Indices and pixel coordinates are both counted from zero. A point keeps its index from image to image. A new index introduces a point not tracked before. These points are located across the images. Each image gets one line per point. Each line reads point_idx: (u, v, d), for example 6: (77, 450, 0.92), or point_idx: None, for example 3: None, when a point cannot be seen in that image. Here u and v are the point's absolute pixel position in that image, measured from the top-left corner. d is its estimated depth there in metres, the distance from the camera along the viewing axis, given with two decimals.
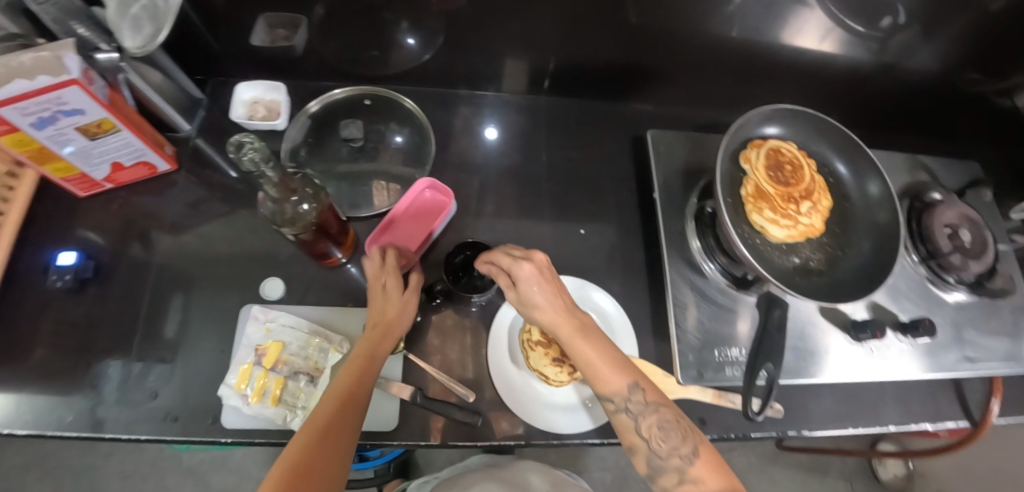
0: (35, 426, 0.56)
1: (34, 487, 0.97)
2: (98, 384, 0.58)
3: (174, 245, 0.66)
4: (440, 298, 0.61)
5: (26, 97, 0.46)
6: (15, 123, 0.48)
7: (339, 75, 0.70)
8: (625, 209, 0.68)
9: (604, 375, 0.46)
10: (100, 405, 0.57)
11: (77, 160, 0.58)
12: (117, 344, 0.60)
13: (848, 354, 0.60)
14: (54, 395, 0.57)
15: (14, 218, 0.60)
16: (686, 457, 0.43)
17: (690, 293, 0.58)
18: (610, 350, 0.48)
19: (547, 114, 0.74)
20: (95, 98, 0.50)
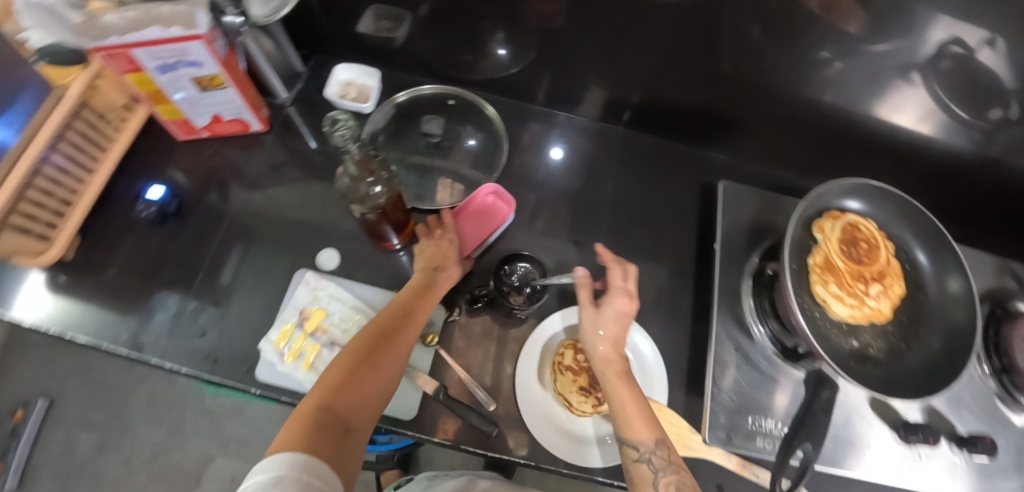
0: (93, 338, 0.61)
1: (73, 392, 1.05)
2: (157, 313, 0.63)
3: (248, 199, 0.70)
4: (483, 302, 0.61)
5: (158, 43, 0.51)
6: (143, 64, 0.54)
7: (429, 72, 0.73)
8: (679, 253, 0.67)
9: (638, 424, 0.46)
10: (154, 332, 0.61)
11: (185, 107, 0.63)
12: (180, 280, 0.65)
13: (892, 454, 0.56)
14: (118, 314, 0.62)
15: (120, 147, 0.66)
16: None
17: (734, 352, 0.56)
18: (646, 400, 0.48)
19: (618, 145, 0.75)
20: (213, 55, 0.54)
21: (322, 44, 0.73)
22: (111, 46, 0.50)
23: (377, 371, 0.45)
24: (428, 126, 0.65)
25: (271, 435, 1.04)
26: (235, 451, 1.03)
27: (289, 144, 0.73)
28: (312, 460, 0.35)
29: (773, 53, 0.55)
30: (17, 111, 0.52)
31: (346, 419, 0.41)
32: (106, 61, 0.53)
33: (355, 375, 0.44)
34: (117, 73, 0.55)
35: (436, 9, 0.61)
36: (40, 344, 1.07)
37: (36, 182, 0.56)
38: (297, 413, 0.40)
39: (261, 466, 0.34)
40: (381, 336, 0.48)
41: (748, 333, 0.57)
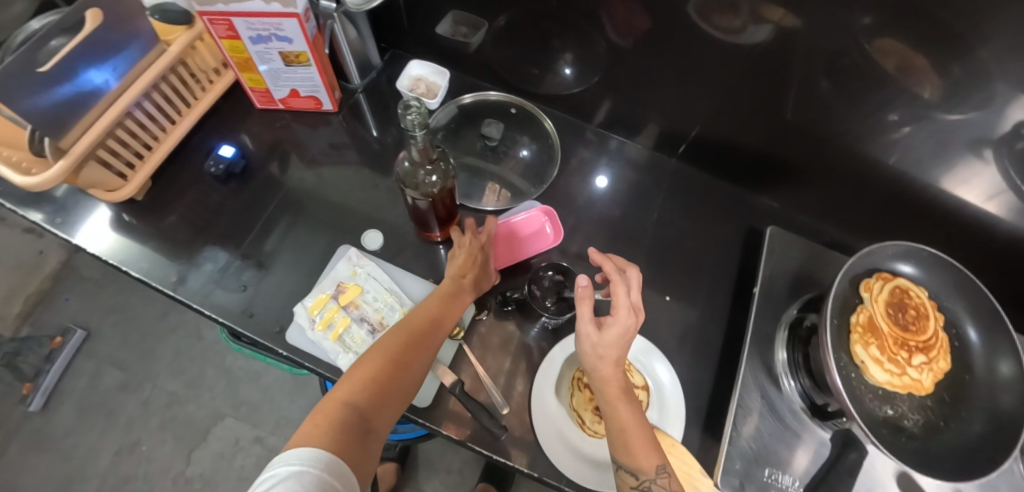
0: (144, 275, 0.65)
1: (110, 328, 1.11)
2: (206, 263, 0.66)
3: (307, 173, 0.74)
4: (513, 306, 0.63)
5: (257, 15, 0.55)
6: (240, 32, 0.58)
7: (495, 80, 0.76)
8: (715, 291, 0.66)
9: (639, 452, 0.45)
10: (201, 280, 0.65)
11: (268, 78, 0.68)
12: (232, 236, 0.69)
13: None
14: (172, 258, 0.66)
15: (203, 105, 0.71)
16: None
17: (759, 399, 0.55)
18: (649, 427, 0.47)
19: (668, 176, 0.75)
20: (304, 33, 0.59)
21: (400, 41, 0.78)
22: (217, 12, 0.55)
23: (400, 375, 0.47)
24: (487, 130, 0.68)
25: (281, 404, 1.07)
26: (244, 412, 1.06)
27: (353, 128, 0.77)
28: (332, 458, 0.36)
29: (840, 108, 0.54)
30: (123, 58, 0.58)
31: (368, 418, 0.42)
32: (208, 25, 0.58)
33: (379, 377, 0.45)
34: (216, 38, 0.60)
35: (512, 23, 0.65)
36: (91, 279, 1.15)
37: (125, 125, 0.61)
38: (321, 409, 0.41)
39: (286, 457, 0.35)
40: (407, 341, 0.49)
41: (778, 383, 0.55)
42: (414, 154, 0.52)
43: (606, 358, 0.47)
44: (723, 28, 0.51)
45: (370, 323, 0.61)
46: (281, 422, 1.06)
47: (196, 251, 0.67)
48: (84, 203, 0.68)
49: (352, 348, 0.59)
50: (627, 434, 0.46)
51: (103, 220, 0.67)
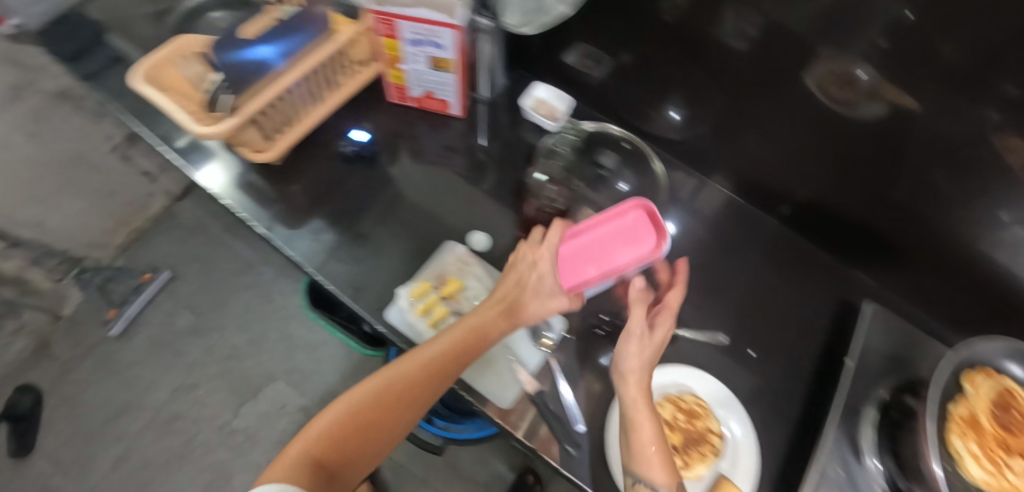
0: (269, 233, 0.72)
1: (193, 275, 1.20)
2: (320, 232, 0.72)
3: (419, 167, 0.80)
4: (607, 330, 0.62)
5: (422, 19, 0.58)
6: (401, 32, 0.61)
7: (609, 116, 0.78)
8: (797, 356, 0.66)
9: (659, 467, 0.45)
10: (315, 247, 0.71)
11: (410, 79, 0.69)
12: (345, 212, 0.74)
13: None
14: (292, 221, 0.73)
15: (348, 88, 0.74)
16: None
17: (837, 470, 0.54)
18: (667, 444, 0.46)
19: (768, 236, 0.76)
20: (459, 43, 0.61)
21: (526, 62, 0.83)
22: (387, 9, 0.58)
23: (386, 414, 0.48)
24: (600, 158, 0.72)
25: (329, 378, 1.11)
26: (294, 379, 1.11)
27: (465, 133, 0.81)
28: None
29: (957, 201, 0.54)
30: (294, 40, 0.63)
31: (341, 460, 0.45)
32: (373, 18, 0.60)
33: (359, 418, 0.47)
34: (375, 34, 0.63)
35: (643, 60, 0.67)
36: (186, 227, 1.25)
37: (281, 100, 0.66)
38: (299, 442, 0.44)
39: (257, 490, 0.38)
40: (402, 383, 0.49)
41: (861, 460, 0.54)
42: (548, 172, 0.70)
43: (638, 359, 0.50)
44: (831, 96, 0.54)
45: (462, 316, 0.63)
46: (325, 396, 1.10)
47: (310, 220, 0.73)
48: (229, 159, 0.76)
49: None
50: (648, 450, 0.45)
51: (239, 177, 0.75)
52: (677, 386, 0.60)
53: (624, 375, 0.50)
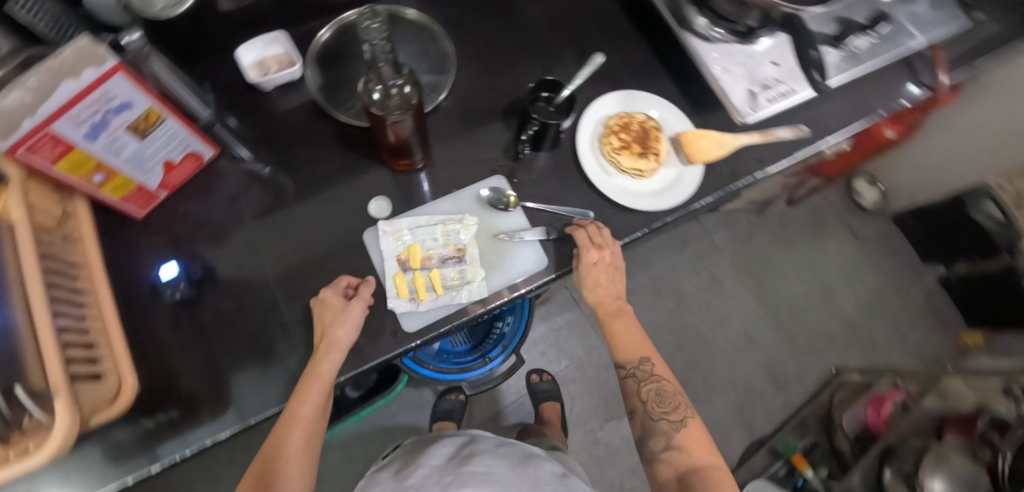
0: (183, 449, 0.50)
1: None
2: (219, 403, 0.52)
3: (218, 255, 0.57)
4: (528, 143, 0.60)
5: (76, 101, 0.38)
6: (70, 138, 0.40)
7: (303, 28, 0.64)
8: (621, 29, 0.71)
9: (624, 342, 0.60)
10: (235, 414, 0.51)
11: (132, 169, 0.49)
12: (215, 362, 0.53)
13: (852, 60, 0.66)
14: (174, 437, 0.50)
15: (94, 252, 0.50)
16: (674, 424, 0.56)
17: (725, 56, 0.65)
18: (636, 331, 0.60)
19: (514, 22, 0.69)
20: (140, 85, 0.42)
21: (197, 53, 0.60)
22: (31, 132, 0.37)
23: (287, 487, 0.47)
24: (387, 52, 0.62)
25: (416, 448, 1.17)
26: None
27: (229, 169, 0.61)
28: None
29: None
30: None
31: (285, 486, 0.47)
32: (30, 159, 0.40)
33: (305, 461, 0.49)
34: (47, 169, 0.42)
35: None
36: None
37: (67, 340, 0.42)
38: None
39: None
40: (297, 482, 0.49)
41: (707, 37, 0.66)
42: (388, 97, 0.46)
43: (601, 271, 0.56)
44: None
45: (453, 255, 0.57)
46: None
47: (192, 380, 0.52)
48: (71, 467, 0.49)
49: (458, 283, 0.55)
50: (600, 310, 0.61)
51: None
52: (600, 122, 0.64)
53: (589, 288, 0.58)
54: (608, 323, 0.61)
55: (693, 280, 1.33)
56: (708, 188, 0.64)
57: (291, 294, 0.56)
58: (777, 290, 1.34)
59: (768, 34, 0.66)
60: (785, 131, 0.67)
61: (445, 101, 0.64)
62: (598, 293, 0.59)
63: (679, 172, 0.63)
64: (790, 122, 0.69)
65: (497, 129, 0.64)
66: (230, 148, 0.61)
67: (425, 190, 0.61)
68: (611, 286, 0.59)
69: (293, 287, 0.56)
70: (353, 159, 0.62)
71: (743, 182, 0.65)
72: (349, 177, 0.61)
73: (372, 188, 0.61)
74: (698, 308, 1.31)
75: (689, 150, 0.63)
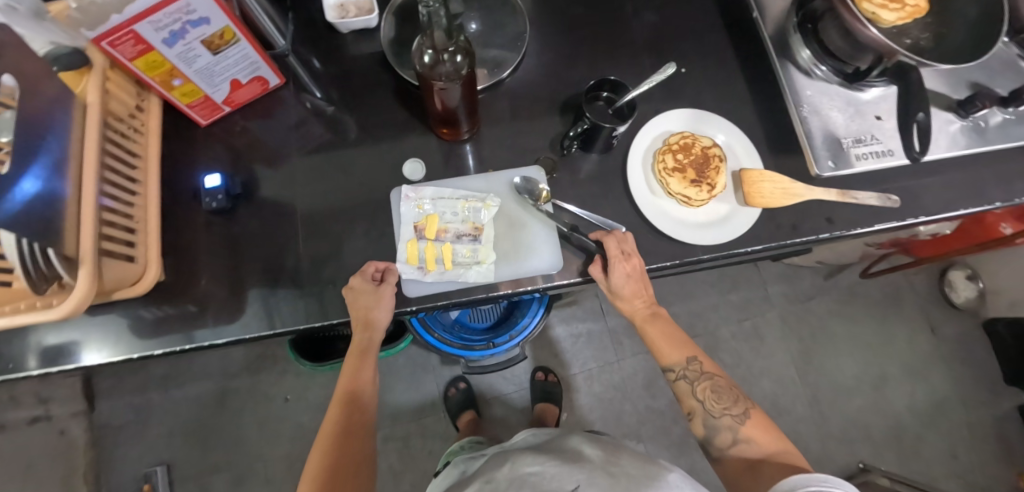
0: (183, 344, 0.54)
1: (214, 450, 1.16)
2: (225, 312, 0.55)
3: (260, 176, 0.61)
4: (577, 141, 0.58)
5: (157, 9, 0.40)
6: (150, 39, 0.43)
7: None
8: (712, 44, 0.65)
9: (663, 347, 0.57)
10: (236, 326, 0.55)
11: (202, 80, 0.52)
12: (231, 274, 0.57)
13: (963, 136, 0.59)
14: (180, 330, 0.54)
15: (153, 150, 0.54)
16: (737, 417, 0.53)
17: (820, 97, 0.59)
18: (672, 331, 0.57)
19: (600, 13, 0.66)
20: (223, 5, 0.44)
21: None
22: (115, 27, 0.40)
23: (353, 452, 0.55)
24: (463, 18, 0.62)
25: (406, 407, 1.20)
26: (396, 426, 1.19)
27: (292, 99, 0.63)
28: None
29: None
30: (59, 136, 0.42)
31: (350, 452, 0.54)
32: (111, 51, 0.44)
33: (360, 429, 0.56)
34: (126, 62, 0.46)
35: None
36: (152, 429, 1.16)
37: (106, 219, 0.46)
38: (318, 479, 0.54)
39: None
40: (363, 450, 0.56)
41: (808, 74, 0.60)
42: (437, 64, 0.46)
43: (629, 277, 0.53)
44: None
45: (468, 232, 0.56)
46: (416, 425, 1.19)
47: (207, 284, 0.56)
48: (91, 332, 0.54)
49: (467, 262, 0.55)
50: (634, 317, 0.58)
51: None
52: (660, 137, 0.60)
53: (618, 295, 0.55)
54: (647, 327, 0.57)
55: (728, 326, 1.24)
56: (760, 234, 0.58)
57: (314, 229, 0.58)
58: (819, 364, 1.22)
59: (882, 83, 0.59)
60: (872, 197, 0.58)
61: (507, 80, 0.63)
62: (632, 303, 0.56)
63: (732, 210, 0.58)
64: (878, 189, 0.61)
65: (552, 119, 0.62)
66: (296, 80, 0.63)
67: (463, 163, 0.60)
68: (641, 290, 0.55)
69: (318, 224, 0.58)
70: (405, 116, 0.62)
71: (801, 238, 0.58)
72: (397, 133, 0.62)
73: (414, 149, 0.61)
74: (728, 356, 1.22)
75: (749, 190, 0.57)
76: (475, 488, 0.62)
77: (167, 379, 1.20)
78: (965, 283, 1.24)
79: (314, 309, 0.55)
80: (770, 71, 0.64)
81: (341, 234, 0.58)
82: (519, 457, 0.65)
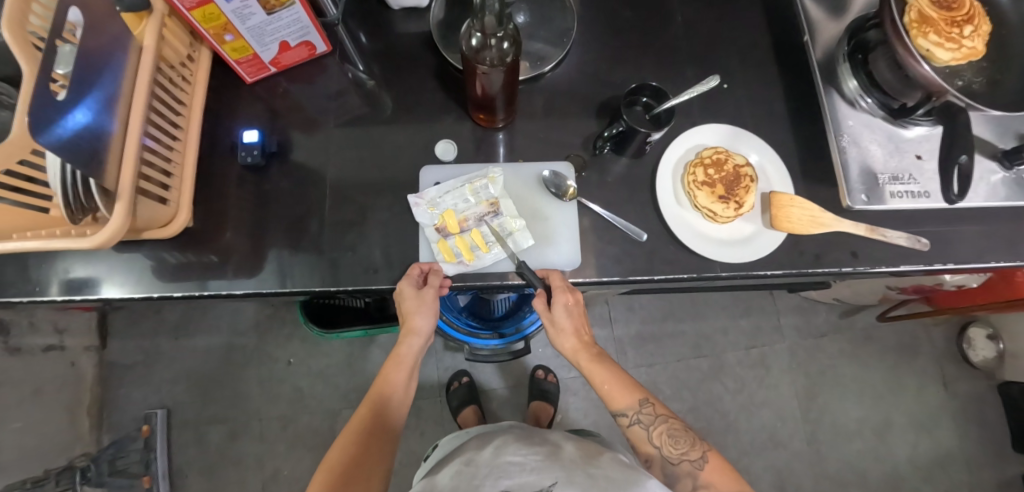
0: (202, 290, 0.56)
1: (213, 401, 1.19)
2: (245, 265, 0.57)
3: (295, 139, 0.62)
4: (609, 143, 0.58)
5: None
6: None
7: None
8: (759, 63, 0.65)
9: (614, 394, 0.57)
10: (254, 280, 0.56)
11: (253, 38, 0.54)
12: (256, 230, 0.58)
13: (1004, 187, 0.58)
14: (200, 276, 0.56)
15: (198, 100, 0.56)
16: (695, 462, 0.55)
17: (860, 129, 0.58)
18: (619, 373, 0.58)
19: (650, 19, 0.66)
20: None
21: None
22: None
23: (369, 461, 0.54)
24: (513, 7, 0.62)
25: None
26: None
27: (335, 68, 0.65)
28: None
29: None
30: (113, 75, 0.44)
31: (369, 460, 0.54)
32: None
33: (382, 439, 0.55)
34: (183, 11, 0.47)
35: None
36: (158, 372, 1.20)
37: (146, 160, 0.48)
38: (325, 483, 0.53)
39: None
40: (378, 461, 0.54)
41: (851, 104, 0.59)
42: (484, 49, 0.46)
43: (569, 314, 0.54)
44: None
45: (488, 211, 0.57)
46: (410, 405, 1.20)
47: (232, 236, 0.58)
48: (115, 267, 0.56)
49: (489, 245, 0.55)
50: (579, 360, 0.58)
51: None
52: (694, 149, 0.60)
53: (561, 333, 0.56)
54: (594, 374, 0.58)
55: (734, 351, 1.23)
56: (782, 259, 0.57)
57: (341, 197, 0.59)
58: (822, 402, 1.20)
59: (927, 123, 0.58)
60: (903, 236, 0.57)
61: (549, 74, 0.63)
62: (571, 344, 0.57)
63: (757, 230, 0.57)
64: (910, 231, 0.59)
65: (588, 118, 0.62)
66: (341, 50, 0.65)
67: (494, 150, 0.61)
68: (581, 329, 0.57)
69: (345, 192, 0.59)
70: (443, 98, 0.63)
71: (823, 269, 0.57)
72: (433, 114, 0.62)
73: (448, 131, 0.62)
74: (730, 382, 1.21)
75: (776, 214, 0.56)
76: (455, 466, 0.62)
77: (178, 327, 1.23)
78: (985, 342, 1.21)
79: (330, 274, 0.56)
80: (814, 97, 0.63)
81: (366, 205, 0.59)
82: (505, 443, 0.65)
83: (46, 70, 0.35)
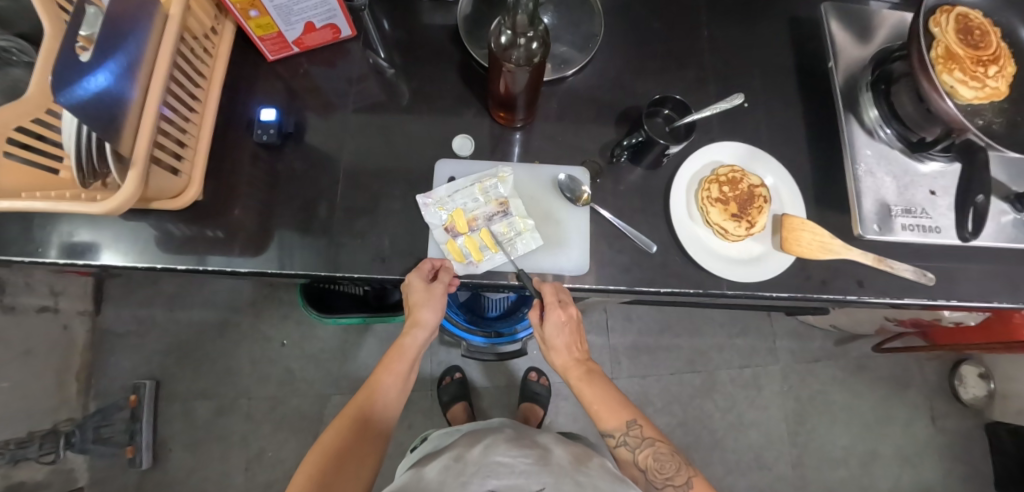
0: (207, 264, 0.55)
1: (203, 376, 1.18)
2: (252, 243, 0.56)
3: (312, 121, 0.62)
4: (626, 153, 0.58)
5: None
6: None
7: None
8: (782, 86, 0.65)
9: (603, 415, 0.57)
10: (259, 258, 0.56)
11: (279, 17, 0.53)
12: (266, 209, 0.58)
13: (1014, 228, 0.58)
14: (206, 250, 0.56)
15: (219, 74, 0.56)
16: (679, 486, 0.55)
17: (876, 159, 0.59)
18: (610, 392, 0.58)
19: (677, 32, 0.66)
20: None
21: None
22: None
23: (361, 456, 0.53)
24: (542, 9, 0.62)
25: None
26: None
27: (357, 53, 0.64)
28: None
29: None
30: (137, 41, 0.43)
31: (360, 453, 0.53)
32: None
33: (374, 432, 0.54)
34: None
35: None
36: (150, 343, 1.19)
37: (162, 130, 0.47)
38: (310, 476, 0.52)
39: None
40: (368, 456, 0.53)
41: (870, 133, 0.59)
42: (512, 48, 0.46)
43: (564, 327, 0.54)
44: None
45: (497, 210, 0.57)
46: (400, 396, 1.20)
47: (240, 213, 0.57)
48: (120, 234, 0.56)
49: (496, 247, 0.55)
50: (572, 377, 0.58)
51: None
52: (710, 165, 0.60)
53: (555, 347, 0.57)
54: (584, 391, 0.58)
55: (727, 369, 1.23)
56: (788, 281, 0.57)
57: (354, 182, 0.59)
58: (810, 426, 1.21)
59: (943, 158, 0.58)
60: (910, 270, 0.57)
61: (571, 78, 0.63)
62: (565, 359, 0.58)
63: (766, 251, 0.57)
64: (917, 265, 0.60)
65: (607, 125, 0.62)
66: (365, 35, 0.64)
67: (510, 149, 0.61)
68: (575, 344, 0.58)
69: (358, 179, 0.59)
70: (464, 93, 0.63)
71: (829, 295, 0.58)
72: (453, 108, 0.62)
73: (466, 126, 0.61)
74: (722, 399, 1.21)
75: (787, 236, 0.56)
76: (444, 461, 0.62)
77: (174, 299, 1.22)
78: (977, 381, 1.21)
79: (337, 260, 0.56)
80: (833, 124, 0.63)
81: (378, 193, 0.58)
82: (494, 443, 0.65)
83: (73, 31, 0.35)
